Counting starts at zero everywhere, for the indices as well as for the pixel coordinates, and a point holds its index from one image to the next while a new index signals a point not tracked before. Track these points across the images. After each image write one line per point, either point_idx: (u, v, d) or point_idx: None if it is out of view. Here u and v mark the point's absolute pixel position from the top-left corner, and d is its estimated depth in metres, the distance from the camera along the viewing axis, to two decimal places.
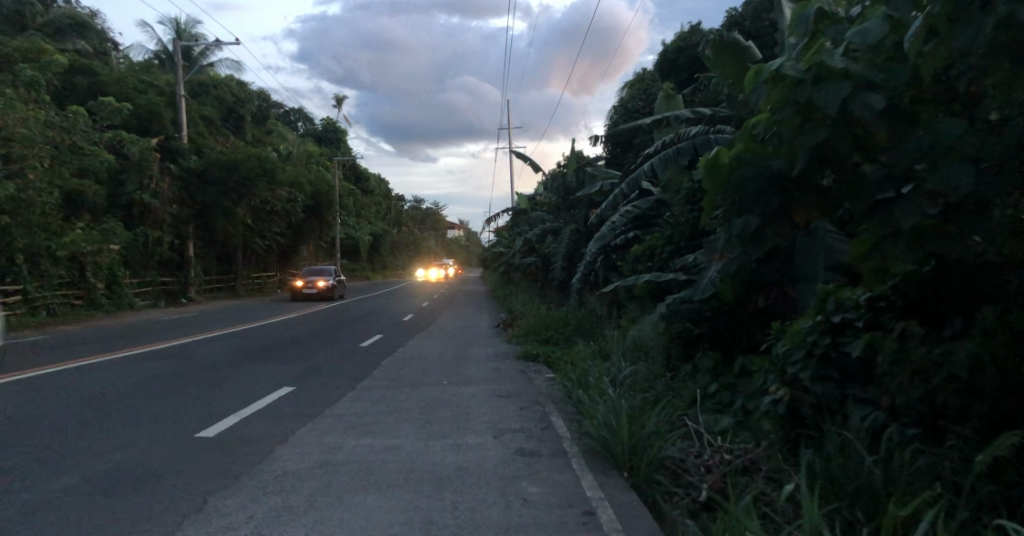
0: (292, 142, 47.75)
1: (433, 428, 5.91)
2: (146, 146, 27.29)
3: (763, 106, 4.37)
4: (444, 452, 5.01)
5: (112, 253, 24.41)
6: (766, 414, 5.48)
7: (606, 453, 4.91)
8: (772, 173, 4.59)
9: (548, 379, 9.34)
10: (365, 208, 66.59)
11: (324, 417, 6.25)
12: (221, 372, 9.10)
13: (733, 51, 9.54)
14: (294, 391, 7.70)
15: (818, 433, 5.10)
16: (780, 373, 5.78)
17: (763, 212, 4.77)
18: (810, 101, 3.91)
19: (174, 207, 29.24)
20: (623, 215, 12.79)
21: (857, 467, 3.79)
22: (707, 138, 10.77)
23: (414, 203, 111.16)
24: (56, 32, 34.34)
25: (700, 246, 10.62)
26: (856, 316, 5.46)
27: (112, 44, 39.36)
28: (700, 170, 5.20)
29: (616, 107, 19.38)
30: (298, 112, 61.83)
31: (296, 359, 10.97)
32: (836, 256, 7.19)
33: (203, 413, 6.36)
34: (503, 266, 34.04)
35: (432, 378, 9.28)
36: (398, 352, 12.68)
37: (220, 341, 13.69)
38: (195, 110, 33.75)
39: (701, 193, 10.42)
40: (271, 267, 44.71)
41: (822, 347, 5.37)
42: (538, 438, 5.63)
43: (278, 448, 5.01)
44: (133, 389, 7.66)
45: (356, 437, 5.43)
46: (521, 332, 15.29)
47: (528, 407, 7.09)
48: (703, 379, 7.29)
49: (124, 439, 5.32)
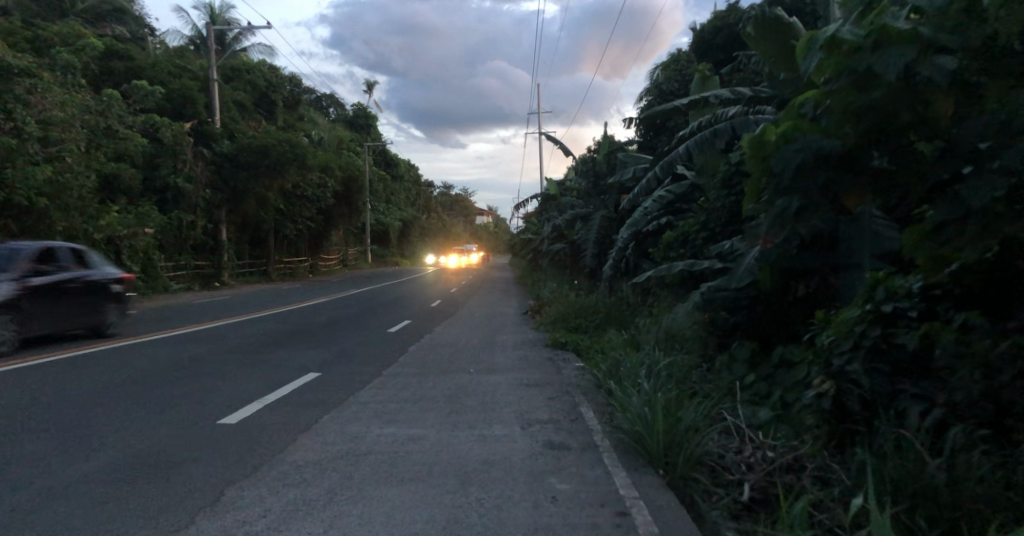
0: (323, 127, 48.11)
1: (459, 418, 5.76)
2: (180, 130, 27.78)
3: (815, 75, 3.99)
4: (469, 443, 4.86)
5: (147, 236, 24.91)
6: (808, 407, 5.13)
7: (641, 447, 4.67)
8: (822, 151, 4.24)
9: (577, 368, 9.13)
10: (395, 194, 67.02)
11: (349, 405, 6.16)
12: (250, 358, 9.13)
13: (775, 28, 9.03)
14: (320, 378, 7.65)
15: (866, 430, 4.75)
16: (825, 365, 5.33)
17: (812, 191, 4.43)
18: (869, 69, 3.55)
19: (207, 191, 29.74)
20: (656, 200, 12.41)
21: (917, 467, 3.49)
22: (746, 119, 10.32)
23: (443, 189, 111.63)
24: (94, 19, 35.05)
25: (737, 232, 10.23)
26: (908, 306, 5.00)
27: (149, 30, 40.01)
28: (743, 149, 4.84)
29: (650, 88, 18.85)
30: (329, 98, 62.23)
31: (323, 344, 10.97)
32: (885, 243, 6.74)
33: (227, 399, 6.34)
34: (532, 253, 33.89)
35: (458, 365, 9.16)
36: (424, 339, 12.58)
37: (249, 325, 13.82)
38: (228, 94, 34.14)
39: (739, 176, 10.03)
40: (302, 252, 45.35)
41: (871, 338, 4.95)
42: (567, 430, 5.43)
43: (300, 437, 4.92)
44: (160, 374, 7.70)
45: (381, 426, 5.33)
46: (550, 319, 15.10)
47: (557, 397, 6.91)
48: (739, 370, 6.97)
49: (149, 424, 5.33)
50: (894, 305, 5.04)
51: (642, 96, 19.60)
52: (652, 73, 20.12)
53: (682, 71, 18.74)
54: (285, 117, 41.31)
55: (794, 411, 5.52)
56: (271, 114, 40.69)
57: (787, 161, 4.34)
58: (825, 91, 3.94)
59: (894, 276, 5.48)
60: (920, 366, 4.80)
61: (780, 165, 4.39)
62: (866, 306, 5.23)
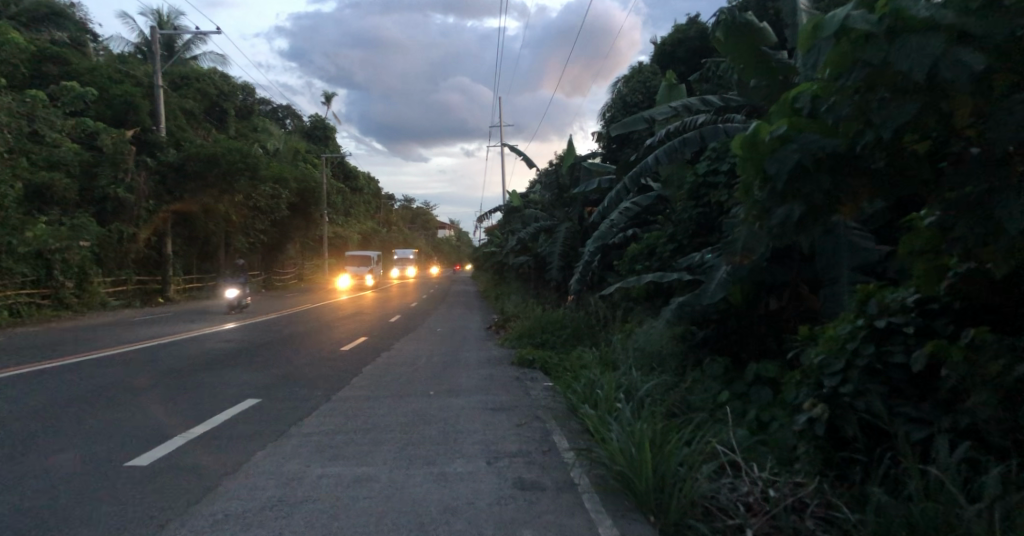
0: (279, 137, 46.59)
1: (415, 453, 5.08)
2: (120, 137, 26.28)
3: (823, 67, 3.51)
4: (427, 486, 4.21)
5: (83, 250, 23.33)
6: (799, 433, 4.65)
7: (627, 489, 4.06)
8: (825, 154, 3.83)
9: (546, 389, 8.60)
10: (356, 207, 65.93)
11: (288, 438, 5.47)
12: (183, 385, 8.27)
13: (743, 31, 8.62)
14: (259, 406, 6.93)
15: (867, 460, 4.33)
16: (812, 386, 4.86)
17: (813, 199, 3.93)
18: (885, 61, 3.03)
19: (151, 201, 28.30)
20: (623, 212, 11.88)
21: (952, 513, 2.98)
22: (716, 127, 9.97)
23: (405, 202, 110.87)
24: (31, 22, 33.35)
25: (705, 245, 9.87)
26: (904, 321, 4.57)
27: (91, 36, 38.21)
28: (732, 149, 4.31)
29: (613, 100, 18.58)
30: (286, 109, 60.54)
31: (269, 367, 10.16)
32: (864, 255, 6.41)
33: (147, 435, 5.58)
34: (496, 265, 33.47)
35: (416, 387, 8.49)
36: (380, 358, 11.89)
37: (186, 347, 12.80)
38: (175, 101, 32.69)
39: (706, 187, 9.69)
40: (256, 265, 43.74)
41: (865, 357, 4.50)
42: (540, 467, 4.80)
43: (226, 481, 4.21)
44: (69, 407, 6.83)
45: (322, 465, 4.64)
46: (515, 334, 14.58)
47: (525, 424, 6.33)
48: (714, 388, 6.51)
49: (39, 469, 4.54)
50: (888, 320, 4.63)
51: (605, 108, 19.45)
52: (615, 85, 19.95)
53: (645, 83, 18.56)
54: (237, 127, 40.01)
55: (781, 434, 5.03)
56: (222, 123, 39.23)
57: (784, 164, 3.87)
58: (834, 88, 3.46)
59: (884, 289, 5.07)
60: (921, 386, 4.43)
61: (773, 168, 3.89)
62: (858, 321, 4.80)
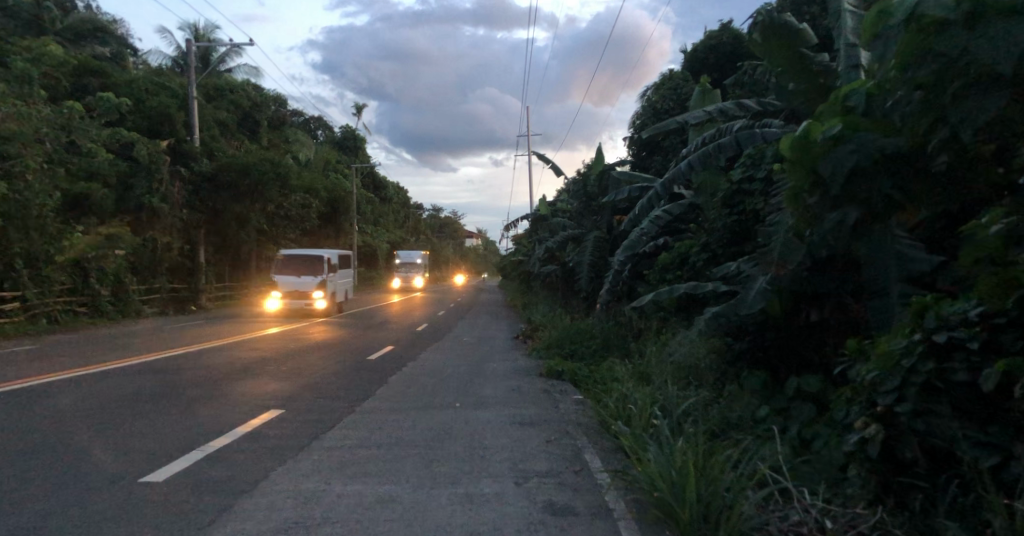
0: (310, 147, 47.23)
1: (439, 471, 4.87)
2: (156, 148, 26.87)
3: (890, 58, 3.25)
4: (452, 507, 3.99)
5: (118, 258, 23.85)
6: (849, 455, 4.29)
7: (666, 514, 3.79)
8: (885, 154, 3.65)
9: (576, 402, 8.35)
10: (383, 216, 66.45)
11: (308, 454, 5.31)
12: (209, 394, 8.28)
13: (783, 32, 8.22)
14: (283, 418, 6.86)
15: (929, 486, 3.96)
16: (865, 404, 4.48)
17: (872, 200, 3.84)
18: (962, 51, 2.78)
19: (184, 211, 28.91)
20: (654, 220, 11.55)
21: None
22: (753, 132, 9.58)
23: (433, 211, 111.85)
24: (76, 38, 34.63)
25: (740, 254, 9.49)
26: (968, 335, 4.01)
27: (132, 50, 39.46)
28: (784, 149, 4.16)
29: (643, 108, 18.29)
30: (317, 120, 61.51)
31: (294, 377, 10.13)
32: (915, 265, 6.00)
33: (168, 447, 5.52)
34: (523, 275, 33.31)
35: (442, 399, 8.32)
36: (406, 367, 11.78)
37: (213, 355, 12.90)
38: (209, 113, 33.39)
39: (742, 194, 9.32)
40: None
41: (922, 375, 4.05)
42: (571, 488, 4.56)
43: (241, 500, 4.05)
44: (96, 416, 6.86)
45: (343, 482, 4.47)
46: (543, 344, 14.34)
47: (555, 440, 6.08)
48: (753, 402, 6.16)
49: (53, 483, 4.47)
50: (948, 334, 4.09)
51: (635, 116, 19.17)
52: (646, 92, 19.65)
53: (677, 89, 18.22)
54: (269, 137, 40.78)
55: (830, 456, 4.67)
56: (254, 134, 40.01)
57: (841, 164, 3.77)
58: (900, 80, 3.22)
59: (942, 299, 4.58)
60: (987, 407, 3.98)
61: (829, 171, 3.80)
62: (914, 335, 4.32)
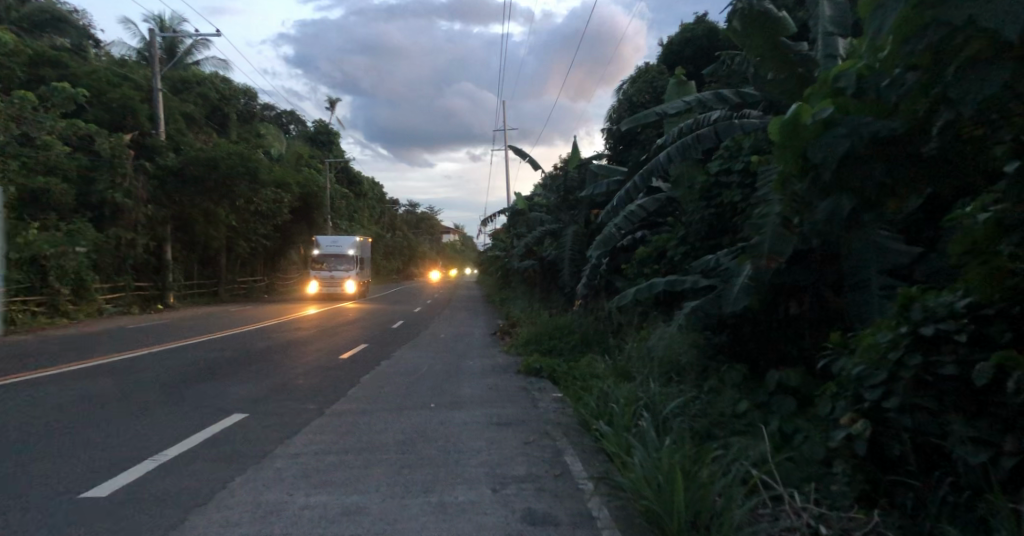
0: (282, 142, 46.32)
1: (412, 479, 4.60)
2: (118, 141, 25.99)
3: (885, 35, 3.06)
4: (425, 518, 3.74)
5: (78, 256, 22.98)
6: (836, 452, 4.17)
7: (652, 522, 3.60)
8: (876, 139, 3.52)
9: (556, 401, 8.17)
10: (359, 212, 65.52)
11: (272, 462, 5.02)
12: (170, 398, 7.92)
13: (763, 21, 7.99)
14: (248, 422, 6.55)
15: (919, 485, 3.80)
16: (849, 399, 4.33)
17: (864, 188, 3.71)
18: (970, 21, 2.57)
19: (149, 206, 28.02)
20: (630, 215, 11.32)
21: None
22: (732, 123, 9.27)
23: (410, 207, 110.88)
24: (33, 27, 33.33)
25: (718, 247, 9.34)
26: (955, 328, 3.81)
27: (93, 41, 38.18)
28: (771, 134, 4.02)
29: (619, 101, 18.12)
30: (289, 114, 60.24)
31: (260, 377, 9.79)
32: (895, 258, 5.89)
33: (117, 458, 5.16)
34: (501, 271, 32.97)
35: (416, 400, 8.06)
36: (380, 366, 11.49)
37: (177, 356, 12.38)
38: (175, 105, 32.43)
39: (719, 188, 9.17)
40: (258, 271, 43.73)
41: (910, 369, 3.85)
42: (551, 495, 4.34)
43: (193, 516, 3.73)
44: (41, 424, 6.46)
45: (307, 493, 4.19)
46: (522, 341, 14.11)
47: (534, 442, 5.88)
48: (734, 397, 6.00)
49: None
50: (935, 327, 3.87)
51: (611, 109, 19.01)
52: (622, 85, 19.49)
53: (653, 83, 18.10)
54: (239, 132, 39.79)
55: (815, 454, 4.52)
56: (223, 127, 38.83)
57: (831, 146, 3.63)
58: (899, 56, 3.05)
59: (929, 292, 4.43)
60: (976, 403, 3.74)
61: (818, 156, 3.69)
62: (900, 328, 4.11)
